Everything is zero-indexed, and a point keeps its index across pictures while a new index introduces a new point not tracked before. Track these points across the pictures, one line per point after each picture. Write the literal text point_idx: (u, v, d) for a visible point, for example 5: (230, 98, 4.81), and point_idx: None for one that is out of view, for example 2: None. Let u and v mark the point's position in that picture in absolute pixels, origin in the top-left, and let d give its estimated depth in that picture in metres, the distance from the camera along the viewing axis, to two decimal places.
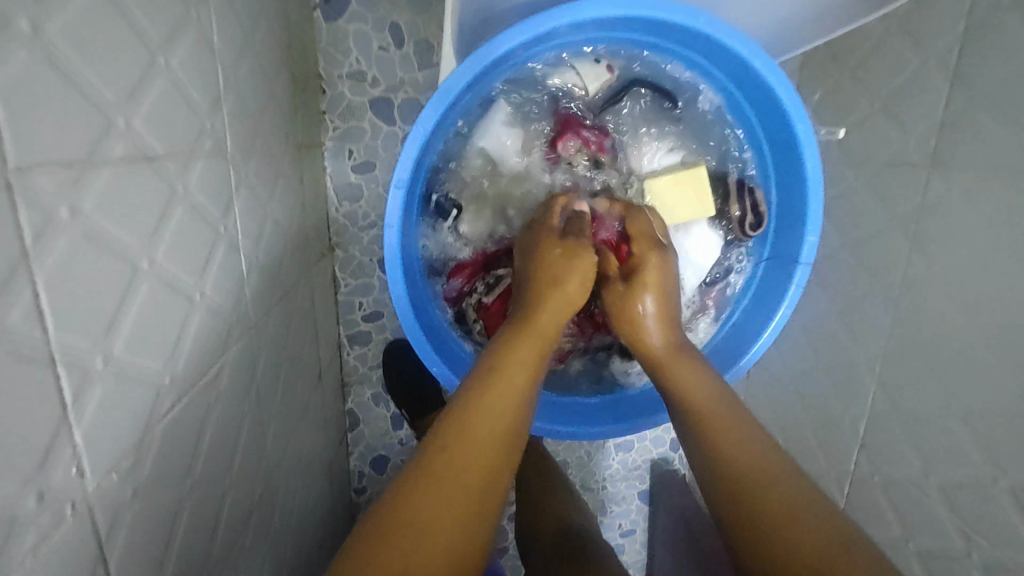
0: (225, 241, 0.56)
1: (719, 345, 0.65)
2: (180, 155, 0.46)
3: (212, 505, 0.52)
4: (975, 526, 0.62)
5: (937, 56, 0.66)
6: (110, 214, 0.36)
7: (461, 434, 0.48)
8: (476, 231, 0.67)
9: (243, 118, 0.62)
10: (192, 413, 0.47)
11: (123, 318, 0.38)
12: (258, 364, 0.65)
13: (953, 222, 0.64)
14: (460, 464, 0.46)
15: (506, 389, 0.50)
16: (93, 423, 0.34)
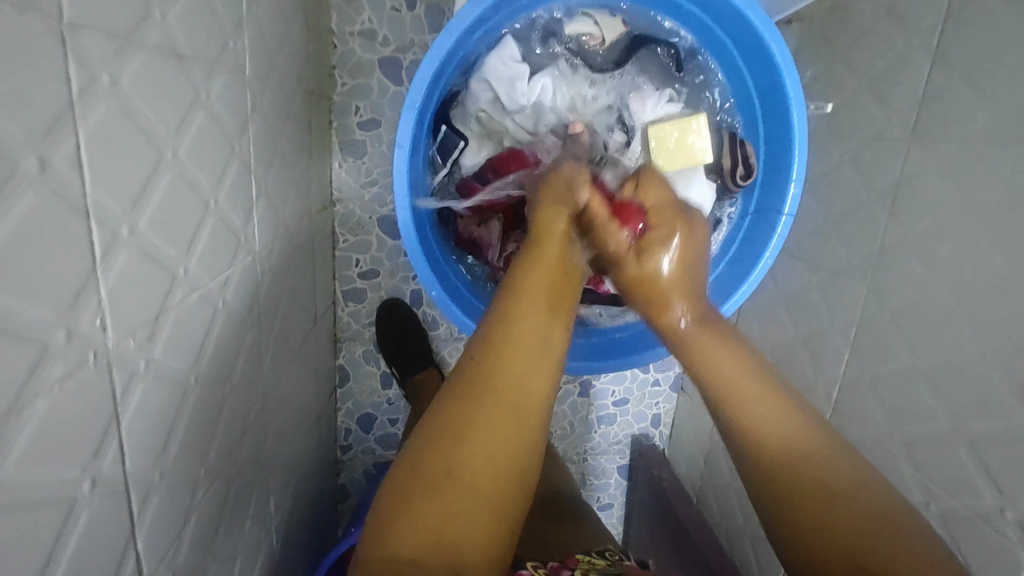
0: (238, 159, 0.58)
1: None
2: (203, 61, 0.48)
3: (212, 408, 0.54)
4: (934, 479, 0.66)
5: (921, 37, 0.70)
6: (142, 96, 0.39)
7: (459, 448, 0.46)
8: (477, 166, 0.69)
9: (260, 48, 0.64)
10: (199, 311, 0.49)
11: (148, 198, 0.40)
12: (259, 291, 0.67)
13: (929, 193, 0.68)
14: (487, 427, 0.46)
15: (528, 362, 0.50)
16: (117, 283, 0.37)
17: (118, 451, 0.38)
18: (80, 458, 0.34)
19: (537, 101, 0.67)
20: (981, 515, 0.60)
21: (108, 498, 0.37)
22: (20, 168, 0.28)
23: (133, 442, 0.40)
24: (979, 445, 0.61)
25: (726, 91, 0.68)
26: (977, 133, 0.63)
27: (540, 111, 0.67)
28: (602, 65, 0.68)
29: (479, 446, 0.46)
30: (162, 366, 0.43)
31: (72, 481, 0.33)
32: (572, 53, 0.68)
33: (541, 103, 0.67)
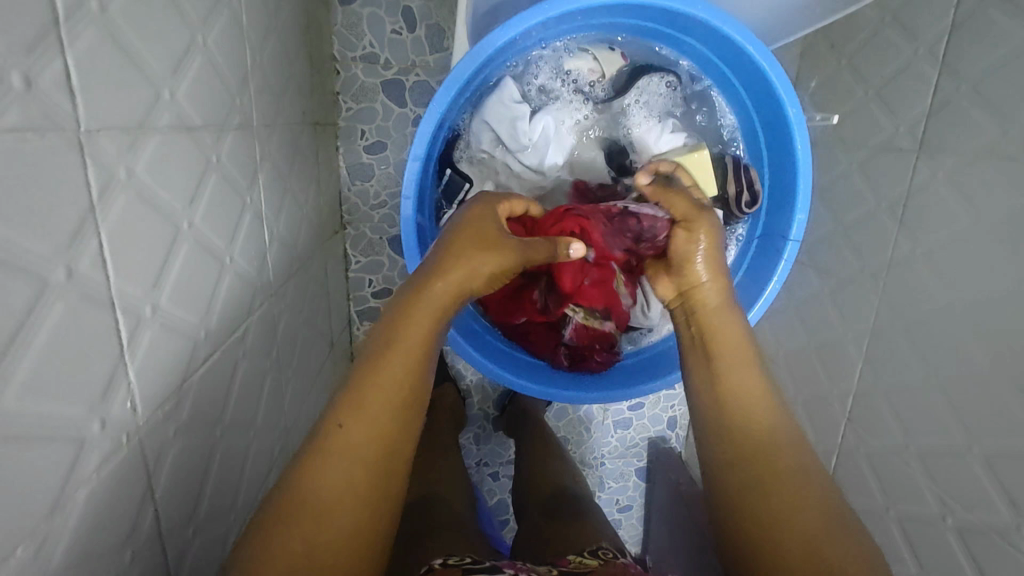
0: (251, 210, 0.60)
1: None
2: (213, 127, 0.50)
3: (238, 453, 0.56)
4: (948, 492, 0.66)
5: (927, 46, 0.69)
6: (158, 177, 0.40)
7: (328, 444, 0.47)
8: None
9: (267, 95, 0.65)
10: (221, 367, 0.51)
11: (167, 273, 0.42)
12: (277, 329, 0.70)
13: (938, 205, 0.68)
14: (337, 471, 0.46)
15: (390, 372, 0.49)
16: (143, 364, 0.38)
17: (155, 518, 0.40)
18: (118, 536, 0.36)
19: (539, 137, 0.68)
20: (997, 530, 0.60)
21: (145, 566, 0.39)
22: (51, 280, 0.30)
23: (166, 506, 0.42)
24: (994, 460, 0.61)
25: (731, 117, 0.68)
26: (986, 147, 0.62)
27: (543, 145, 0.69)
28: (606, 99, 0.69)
29: (335, 488, 0.46)
30: (191, 429, 0.45)
31: (112, 559, 0.35)
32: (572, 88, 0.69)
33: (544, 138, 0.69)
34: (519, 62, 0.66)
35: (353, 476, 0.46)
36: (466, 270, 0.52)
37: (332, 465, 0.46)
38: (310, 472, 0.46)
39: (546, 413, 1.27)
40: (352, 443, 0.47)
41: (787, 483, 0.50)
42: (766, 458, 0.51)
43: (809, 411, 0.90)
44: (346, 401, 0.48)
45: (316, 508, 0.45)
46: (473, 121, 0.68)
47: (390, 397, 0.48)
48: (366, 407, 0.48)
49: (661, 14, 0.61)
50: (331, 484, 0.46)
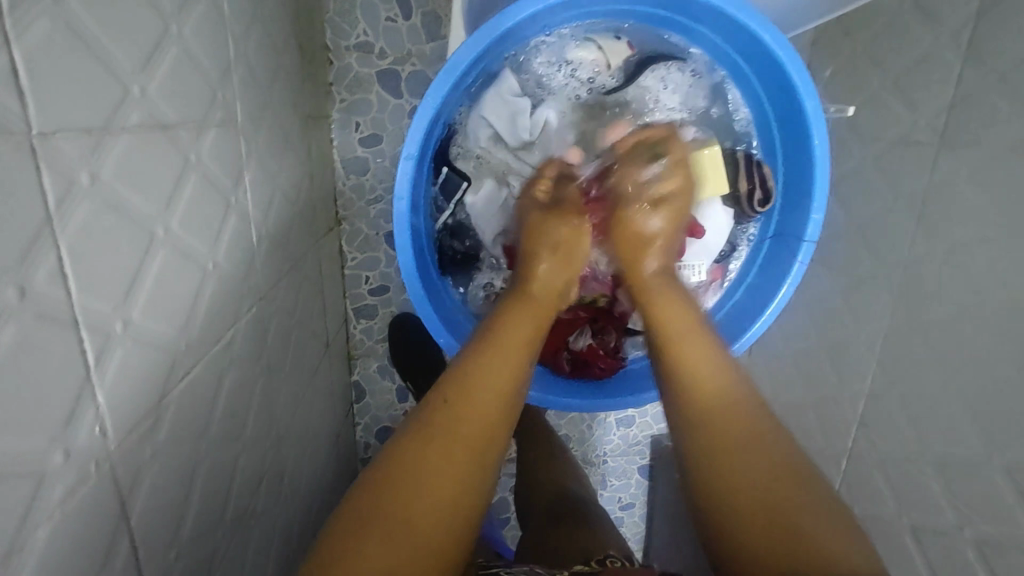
0: (236, 211, 0.56)
1: (719, 325, 0.67)
2: (192, 124, 0.46)
3: (226, 466, 0.53)
4: (966, 502, 0.64)
5: (951, 34, 0.66)
6: (129, 181, 0.37)
7: (452, 426, 0.49)
8: (482, 205, 0.67)
9: (252, 87, 0.62)
10: (205, 379, 0.49)
11: (141, 285, 0.39)
12: (268, 333, 0.67)
13: (961, 203, 0.64)
14: (456, 453, 0.48)
15: (502, 365, 0.52)
16: (114, 385, 0.35)
17: (129, 547, 0.38)
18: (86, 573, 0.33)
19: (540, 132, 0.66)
20: (1018, 545, 0.58)
21: None
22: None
23: (143, 533, 0.39)
24: (1016, 472, 0.58)
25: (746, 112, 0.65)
26: (1012, 142, 0.58)
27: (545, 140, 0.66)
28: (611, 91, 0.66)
29: (452, 468, 0.47)
30: (171, 448, 0.43)
31: None
32: (576, 80, 0.66)
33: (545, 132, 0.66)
34: (519, 52, 0.63)
35: (462, 466, 0.47)
36: (551, 285, 0.58)
37: (450, 444, 0.48)
38: (428, 451, 0.47)
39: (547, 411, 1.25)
40: (471, 424, 0.49)
41: (755, 491, 0.48)
42: (742, 467, 0.49)
43: (818, 412, 0.88)
44: (462, 388, 0.50)
45: (435, 483, 0.46)
46: (471, 115, 0.65)
47: (504, 386, 0.51)
48: (481, 393, 0.50)
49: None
50: (453, 459, 0.47)
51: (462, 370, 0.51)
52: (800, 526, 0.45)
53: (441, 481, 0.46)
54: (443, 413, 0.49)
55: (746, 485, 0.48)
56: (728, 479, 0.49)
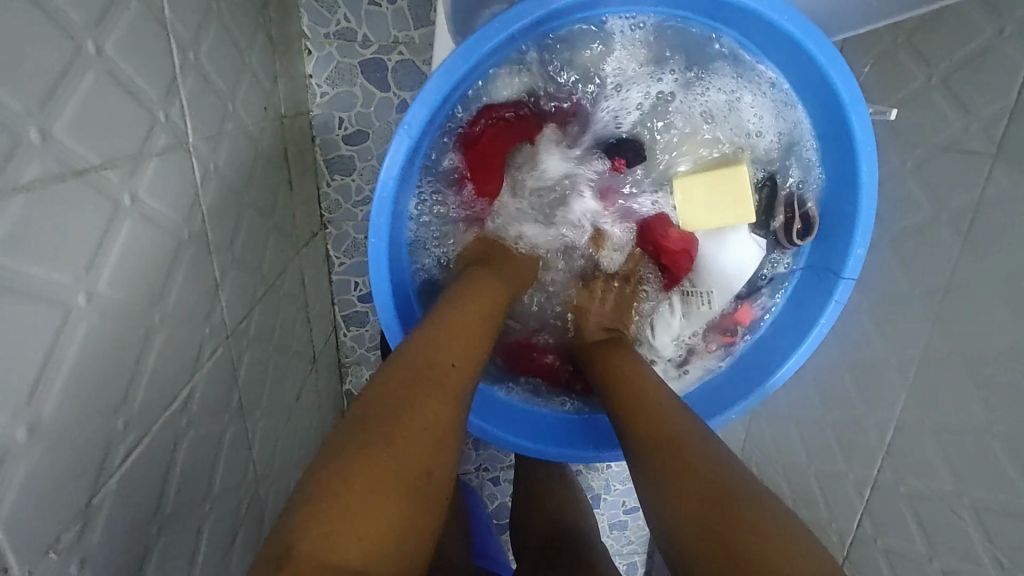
0: (193, 245, 0.49)
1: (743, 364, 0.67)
2: (126, 158, 0.39)
3: (190, 534, 0.48)
4: (1009, 554, 0.58)
5: (1021, 28, 0.56)
6: (22, 250, 0.31)
7: (427, 371, 0.47)
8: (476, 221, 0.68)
9: (211, 97, 0.54)
10: (158, 448, 0.43)
11: (54, 371, 0.33)
12: (241, 369, 0.61)
13: (1021, 224, 0.56)
14: (430, 405, 0.45)
15: (471, 327, 0.54)
16: (16, 501, 0.31)
17: None
18: None
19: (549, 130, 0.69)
20: None
21: None
22: None
23: None
24: None
25: (818, 166, 0.64)
26: None
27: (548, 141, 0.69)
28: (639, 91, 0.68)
29: (428, 415, 0.44)
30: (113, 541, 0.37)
31: None
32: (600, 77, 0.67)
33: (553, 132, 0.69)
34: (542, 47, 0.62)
35: (438, 415, 0.45)
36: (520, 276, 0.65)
37: (428, 397, 0.45)
38: (404, 397, 0.44)
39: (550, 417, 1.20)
40: (441, 370, 0.48)
41: (687, 478, 0.45)
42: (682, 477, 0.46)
43: (839, 433, 0.82)
44: (432, 338, 0.50)
45: (411, 421, 0.43)
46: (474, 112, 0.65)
47: (474, 342, 0.53)
48: (452, 348, 0.50)
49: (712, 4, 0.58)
50: (427, 403, 0.45)
51: (422, 330, 0.51)
52: (727, 506, 0.42)
53: (415, 424, 0.43)
54: (392, 384, 0.45)
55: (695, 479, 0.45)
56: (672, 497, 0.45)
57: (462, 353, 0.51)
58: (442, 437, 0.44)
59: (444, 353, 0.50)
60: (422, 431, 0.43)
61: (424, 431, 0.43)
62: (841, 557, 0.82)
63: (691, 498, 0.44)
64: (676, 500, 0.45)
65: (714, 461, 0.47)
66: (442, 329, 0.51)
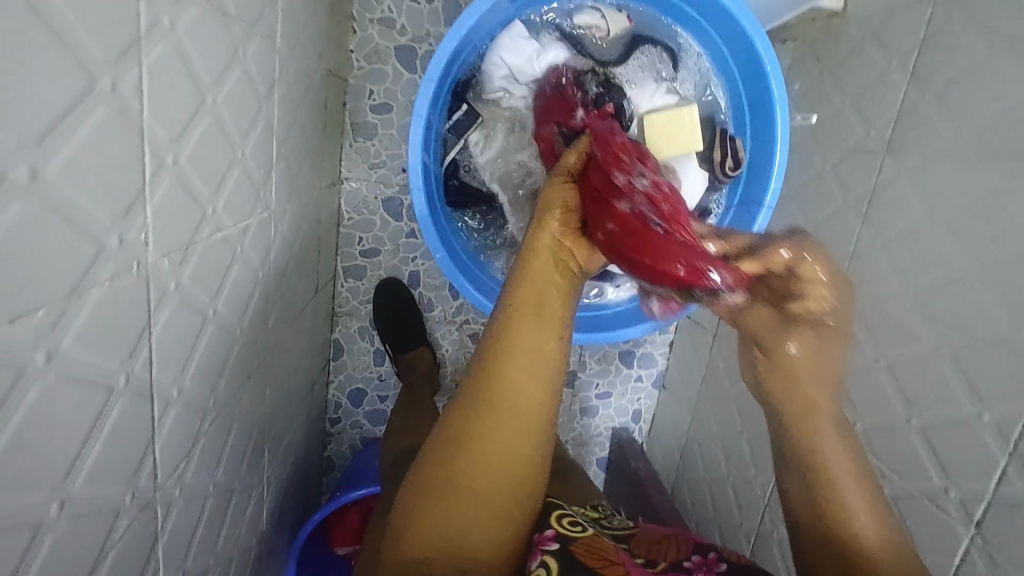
0: (265, 119, 0.62)
1: None
2: (244, 23, 0.53)
3: (224, 344, 0.58)
4: (888, 464, 0.70)
5: (901, 58, 0.75)
6: (194, 43, 0.43)
7: (487, 405, 0.55)
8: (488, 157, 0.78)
9: (291, 20, 0.69)
10: (221, 250, 0.54)
11: (189, 134, 0.44)
12: (271, 247, 0.72)
13: (899, 199, 0.73)
14: (488, 457, 0.54)
15: (526, 340, 0.56)
16: (159, 205, 0.41)
17: (148, 359, 0.42)
18: (118, 355, 0.38)
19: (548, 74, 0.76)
20: (928, 495, 0.65)
21: (135, 398, 0.41)
22: (97, 85, 0.32)
23: (158, 358, 0.44)
24: (929, 431, 0.65)
25: (731, 124, 0.76)
26: (943, 147, 0.68)
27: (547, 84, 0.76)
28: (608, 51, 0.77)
29: (485, 478, 0.54)
30: (189, 292, 0.48)
31: (111, 374, 0.37)
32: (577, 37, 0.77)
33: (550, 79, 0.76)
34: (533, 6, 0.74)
35: (492, 476, 0.54)
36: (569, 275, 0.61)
37: (475, 463, 0.54)
38: (460, 466, 0.54)
39: None
40: (500, 438, 0.55)
41: (872, 556, 0.51)
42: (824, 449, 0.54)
43: None
44: (498, 352, 0.56)
45: (457, 497, 0.54)
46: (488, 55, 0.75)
47: (538, 357, 0.56)
48: (516, 364, 0.56)
49: None
50: (473, 473, 0.54)
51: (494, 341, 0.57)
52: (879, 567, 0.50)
53: (465, 504, 0.54)
54: (496, 386, 0.55)
55: (876, 560, 0.51)
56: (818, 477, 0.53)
57: (532, 358, 0.56)
58: (531, 425, 0.56)
59: (518, 360, 0.56)
60: (470, 504, 0.54)
61: (518, 428, 0.55)
62: (764, 507, 0.93)
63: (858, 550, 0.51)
64: (837, 555, 0.52)
65: (887, 525, 0.52)
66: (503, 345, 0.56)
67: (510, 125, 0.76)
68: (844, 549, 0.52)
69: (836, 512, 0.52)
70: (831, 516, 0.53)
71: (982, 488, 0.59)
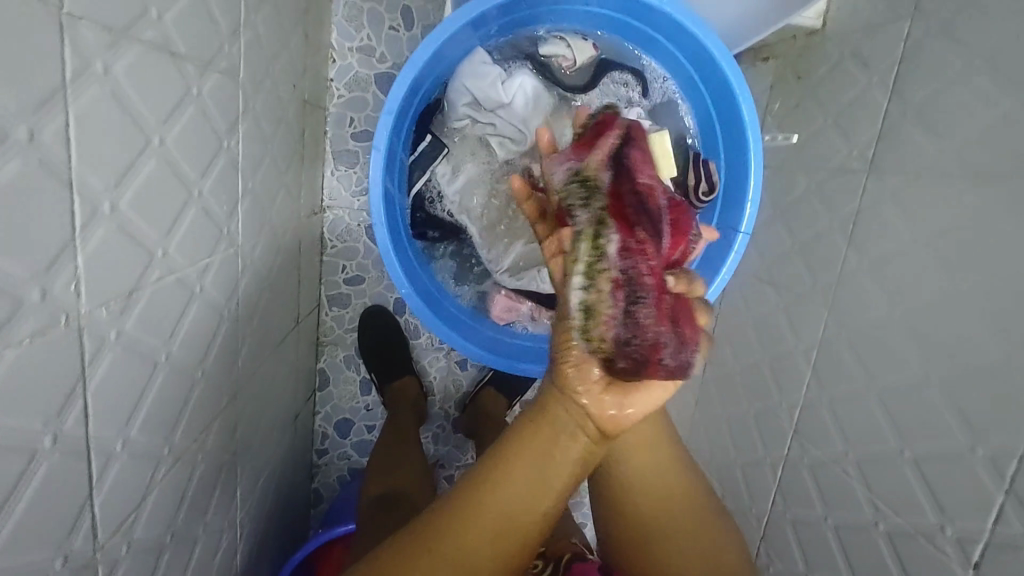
0: (226, 154, 0.61)
1: None
2: (198, 60, 0.52)
3: (182, 387, 0.56)
4: (883, 499, 0.67)
5: (881, 76, 0.74)
6: (135, 86, 0.42)
7: (489, 495, 0.50)
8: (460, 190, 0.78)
9: (257, 54, 0.68)
10: (174, 293, 0.52)
11: (130, 179, 0.43)
12: (240, 282, 0.71)
13: (882, 221, 0.71)
14: (478, 547, 0.50)
15: (551, 453, 0.50)
16: (92, 253, 0.39)
17: (82, 413, 0.40)
18: (43, 414, 0.36)
19: (514, 101, 0.74)
20: (924, 532, 0.61)
21: (65, 456, 0.39)
22: (11, 136, 0.31)
23: (96, 409, 0.42)
24: (922, 463, 0.62)
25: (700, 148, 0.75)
26: (924, 166, 0.66)
27: (513, 110, 0.74)
28: (574, 81, 0.77)
29: (475, 567, 0.50)
30: (133, 339, 0.46)
31: (33, 435, 0.35)
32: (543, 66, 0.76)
33: (517, 105, 0.74)
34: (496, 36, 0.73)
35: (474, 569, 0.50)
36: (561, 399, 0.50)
37: (457, 547, 0.50)
38: (441, 545, 0.51)
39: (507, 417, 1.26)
40: (491, 538, 0.50)
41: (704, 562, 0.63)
42: (663, 498, 0.64)
43: (760, 423, 0.92)
44: (514, 448, 0.51)
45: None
46: (451, 85, 0.73)
47: (557, 468, 0.51)
48: (527, 470, 0.50)
49: (632, 8, 0.68)
50: (458, 565, 0.50)
51: (522, 430, 0.51)
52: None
53: None
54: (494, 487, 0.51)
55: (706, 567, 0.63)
56: (638, 509, 0.65)
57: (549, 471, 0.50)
58: (540, 518, 0.51)
59: (524, 466, 0.50)
60: None
61: (518, 526, 0.51)
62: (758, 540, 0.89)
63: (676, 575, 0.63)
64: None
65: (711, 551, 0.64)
66: (525, 443, 0.51)
67: (480, 154, 0.77)
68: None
69: (652, 561, 0.64)
70: (641, 556, 0.65)
71: (977, 527, 0.56)
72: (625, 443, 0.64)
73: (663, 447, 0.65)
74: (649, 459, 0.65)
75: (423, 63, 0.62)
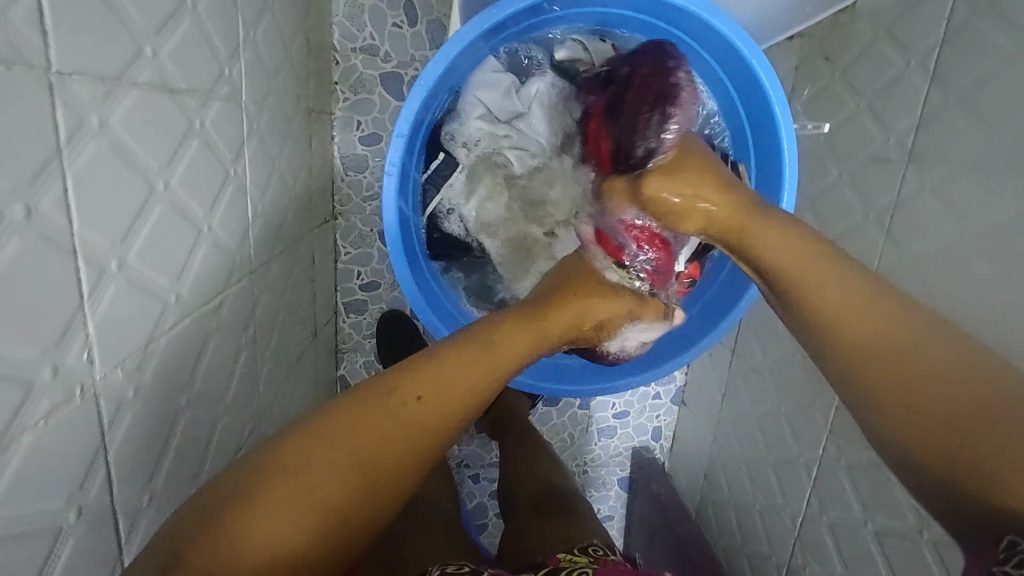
0: (234, 183, 0.59)
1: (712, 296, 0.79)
2: (199, 92, 0.49)
3: (206, 426, 0.55)
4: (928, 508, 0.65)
5: (920, 59, 0.69)
6: (135, 132, 0.40)
7: (472, 356, 0.51)
8: (474, 211, 0.77)
9: (259, 71, 0.65)
10: (192, 336, 0.51)
11: (137, 231, 0.41)
12: (256, 308, 0.70)
13: (923, 217, 0.67)
14: (408, 415, 0.47)
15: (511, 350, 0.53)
16: (104, 317, 0.38)
17: (105, 479, 0.39)
18: (65, 491, 0.35)
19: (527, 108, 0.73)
20: None
21: (92, 526, 0.38)
22: (6, 216, 0.29)
23: (120, 469, 0.41)
24: None
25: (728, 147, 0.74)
26: (971, 159, 0.61)
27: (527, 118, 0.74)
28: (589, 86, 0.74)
29: (393, 438, 0.47)
30: (153, 392, 0.45)
31: (55, 513, 0.34)
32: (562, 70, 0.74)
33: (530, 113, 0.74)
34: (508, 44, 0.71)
35: (393, 437, 0.47)
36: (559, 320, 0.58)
37: (408, 409, 0.48)
38: (389, 403, 0.47)
39: (531, 416, 1.24)
40: (436, 402, 0.49)
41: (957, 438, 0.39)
42: (924, 385, 0.41)
43: (792, 422, 0.89)
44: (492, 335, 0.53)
45: (349, 438, 0.46)
46: (462, 99, 0.73)
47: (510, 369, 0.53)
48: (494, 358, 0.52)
49: (652, 8, 0.66)
50: (384, 424, 0.47)
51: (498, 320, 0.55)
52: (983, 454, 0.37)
53: (353, 449, 0.46)
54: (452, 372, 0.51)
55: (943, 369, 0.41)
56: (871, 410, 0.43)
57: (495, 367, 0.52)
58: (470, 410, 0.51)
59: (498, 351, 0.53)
60: (358, 451, 0.46)
61: (449, 409, 0.49)
62: (794, 540, 0.88)
63: (929, 434, 0.40)
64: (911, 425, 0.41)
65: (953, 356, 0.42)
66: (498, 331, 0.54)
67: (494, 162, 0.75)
68: (906, 387, 0.42)
69: (876, 351, 0.44)
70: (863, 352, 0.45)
71: None
72: (811, 309, 0.47)
73: (862, 306, 0.45)
74: (872, 322, 0.45)
75: (432, 83, 0.60)
